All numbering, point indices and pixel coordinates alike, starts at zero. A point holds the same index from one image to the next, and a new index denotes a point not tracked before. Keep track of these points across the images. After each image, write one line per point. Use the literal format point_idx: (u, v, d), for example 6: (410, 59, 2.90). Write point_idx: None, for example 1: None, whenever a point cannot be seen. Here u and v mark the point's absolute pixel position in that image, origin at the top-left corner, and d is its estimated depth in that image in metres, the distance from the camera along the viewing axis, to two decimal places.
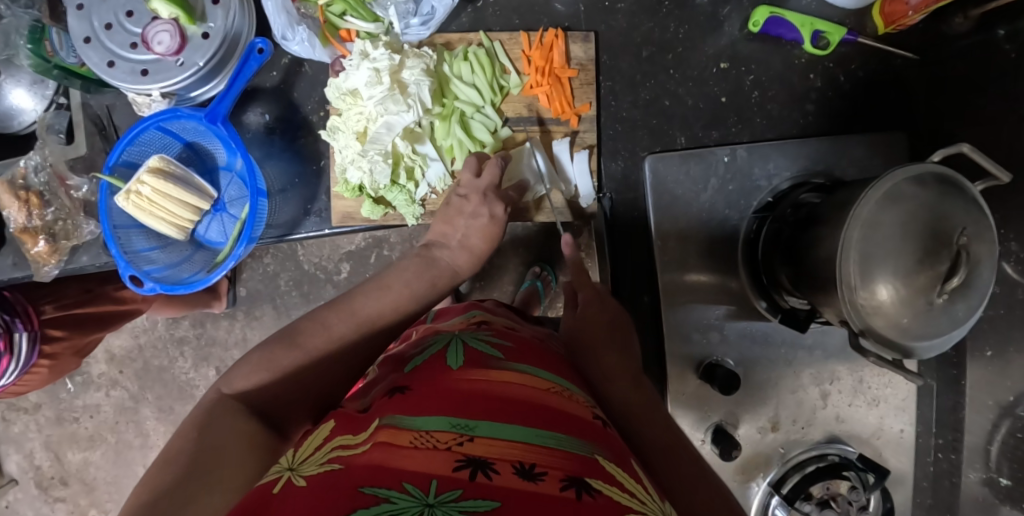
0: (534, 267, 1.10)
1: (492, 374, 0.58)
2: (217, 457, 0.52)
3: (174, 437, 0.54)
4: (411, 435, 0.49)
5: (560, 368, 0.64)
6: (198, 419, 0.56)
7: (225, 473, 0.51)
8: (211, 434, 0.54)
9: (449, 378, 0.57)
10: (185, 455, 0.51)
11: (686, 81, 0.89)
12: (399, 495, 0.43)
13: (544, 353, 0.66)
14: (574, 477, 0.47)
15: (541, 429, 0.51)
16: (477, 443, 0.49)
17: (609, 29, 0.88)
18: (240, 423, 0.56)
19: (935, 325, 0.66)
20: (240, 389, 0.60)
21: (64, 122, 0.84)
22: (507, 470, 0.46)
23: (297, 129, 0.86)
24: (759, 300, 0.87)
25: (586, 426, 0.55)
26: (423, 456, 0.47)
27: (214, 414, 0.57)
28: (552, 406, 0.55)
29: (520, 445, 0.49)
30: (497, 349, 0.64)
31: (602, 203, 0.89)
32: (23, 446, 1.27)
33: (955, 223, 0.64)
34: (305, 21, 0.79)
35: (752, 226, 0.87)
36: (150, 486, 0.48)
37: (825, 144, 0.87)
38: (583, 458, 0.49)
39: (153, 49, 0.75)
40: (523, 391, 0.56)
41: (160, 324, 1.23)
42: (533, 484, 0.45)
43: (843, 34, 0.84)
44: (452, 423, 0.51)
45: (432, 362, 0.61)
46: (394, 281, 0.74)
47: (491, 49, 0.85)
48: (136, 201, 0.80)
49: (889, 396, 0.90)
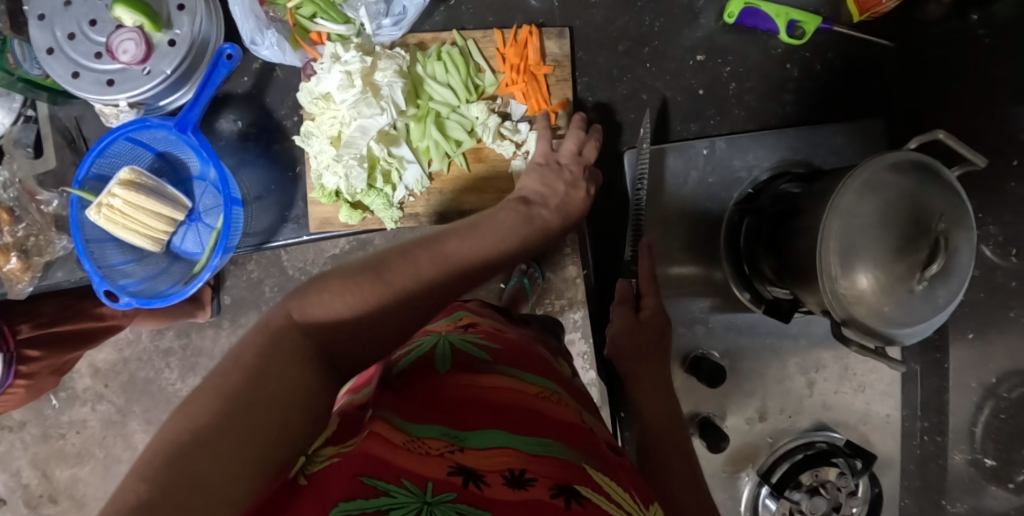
0: (522, 264, 0.96)
1: (484, 378, 0.57)
2: (262, 423, 0.40)
3: (219, 365, 0.42)
4: (406, 436, 0.48)
5: (547, 373, 0.64)
6: (256, 345, 0.44)
7: (259, 440, 0.40)
8: (269, 381, 0.42)
9: (442, 384, 0.56)
10: (229, 396, 0.40)
11: (663, 74, 0.88)
12: (397, 490, 0.41)
13: (532, 359, 0.65)
14: (564, 485, 0.45)
15: (533, 435, 0.50)
16: (468, 454, 0.47)
17: (584, 25, 0.88)
18: (306, 371, 0.44)
19: (916, 312, 0.66)
20: (312, 317, 0.47)
21: (31, 135, 0.84)
22: (498, 481, 0.44)
23: (271, 135, 0.85)
24: (742, 292, 0.87)
25: (576, 434, 0.54)
26: (419, 458, 0.45)
27: (277, 346, 0.44)
28: (544, 411, 0.55)
29: (514, 452, 0.48)
30: (486, 352, 0.63)
31: (642, 197, 0.84)
32: (10, 465, 1.26)
33: (934, 209, 0.64)
34: (274, 25, 0.79)
35: (734, 218, 0.86)
36: (186, 430, 0.38)
37: (804, 133, 0.86)
38: (573, 468, 0.48)
39: (117, 58, 0.74)
40: (520, 398, 0.55)
41: (144, 336, 1.22)
42: (523, 490, 0.44)
43: (818, 23, 0.83)
44: (444, 433, 0.49)
45: (421, 365, 0.60)
46: (487, 229, 0.64)
47: (465, 48, 0.84)
48: (108, 213, 0.78)
49: (874, 382, 0.91)
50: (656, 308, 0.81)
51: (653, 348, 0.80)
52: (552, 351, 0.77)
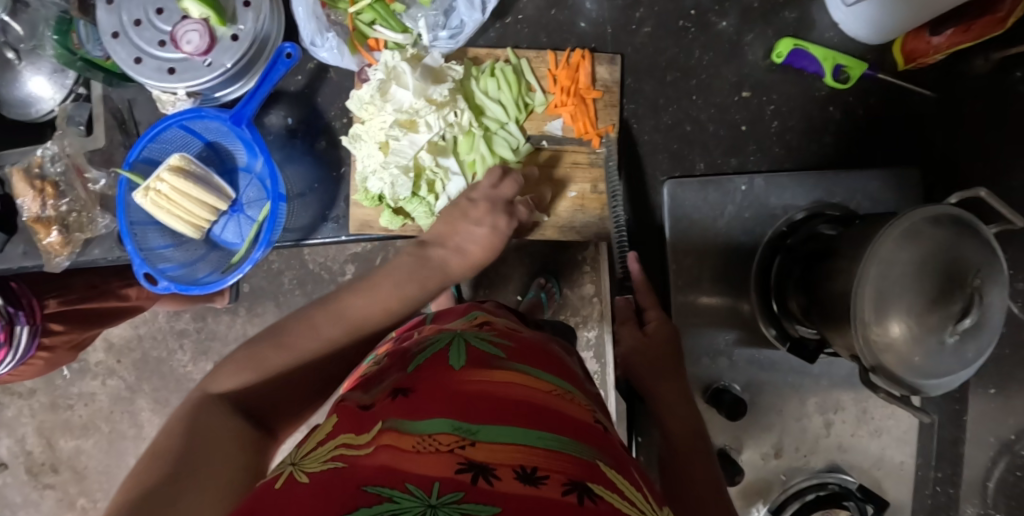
0: (540, 279, 1.07)
1: (493, 374, 0.57)
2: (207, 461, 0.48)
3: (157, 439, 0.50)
4: (414, 437, 0.48)
5: (558, 370, 0.64)
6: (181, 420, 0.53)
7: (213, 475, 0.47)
8: (200, 437, 0.50)
9: (453, 379, 0.56)
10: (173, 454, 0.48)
11: (708, 107, 0.90)
12: (402, 495, 0.41)
13: (545, 356, 0.66)
14: (576, 482, 0.45)
15: (543, 432, 0.50)
16: (479, 447, 0.47)
17: (634, 52, 0.89)
18: (230, 428, 0.53)
19: (944, 363, 0.66)
20: (226, 389, 0.57)
21: (85, 114, 0.85)
22: (509, 474, 0.45)
23: (318, 135, 0.87)
24: (768, 327, 0.87)
25: (587, 429, 0.54)
26: (427, 458, 0.45)
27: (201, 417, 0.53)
28: (554, 408, 0.55)
29: (523, 449, 0.48)
30: (499, 348, 0.63)
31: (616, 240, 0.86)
32: (15, 430, 1.27)
33: (969, 264, 0.64)
34: (334, 28, 0.80)
35: (765, 255, 0.88)
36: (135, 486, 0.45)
37: (841, 176, 0.88)
38: (583, 463, 0.48)
39: (181, 48, 0.75)
40: (529, 394, 0.55)
41: (160, 316, 1.22)
42: (534, 488, 0.44)
43: (864, 69, 0.86)
44: (455, 425, 0.49)
45: (434, 360, 0.60)
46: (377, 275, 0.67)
47: (518, 66, 0.86)
48: (154, 198, 0.79)
49: (891, 428, 0.91)
50: (659, 321, 0.84)
51: (668, 363, 0.82)
52: (567, 352, 0.77)
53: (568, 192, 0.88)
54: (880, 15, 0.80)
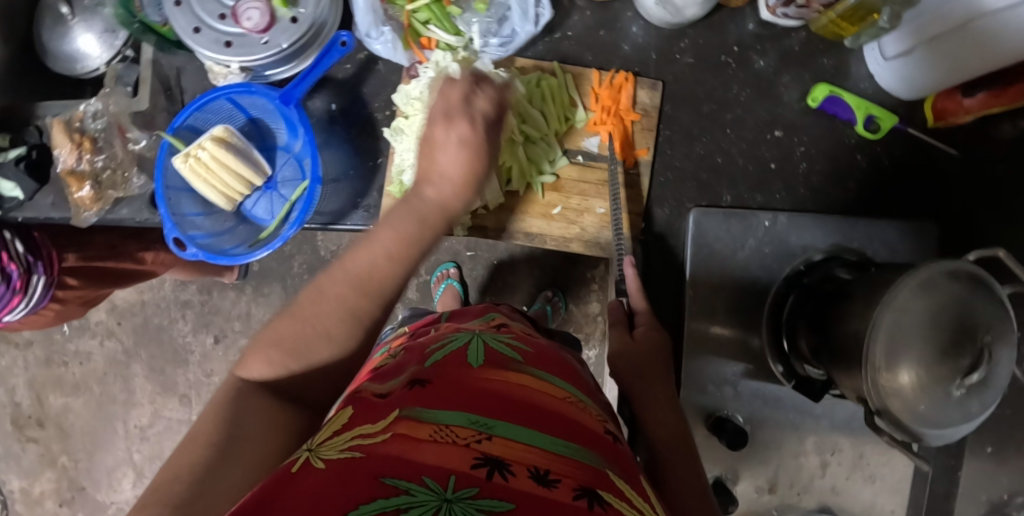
0: (546, 292, 1.14)
1: (509, 376, 0.58)
2: (241, 458, 0.52)
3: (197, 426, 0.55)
4: (430, 429, 0.48)
5: (571, 378, 0.64)
6: (218, 406, 0.56)
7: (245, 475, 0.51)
8: (235, 427, 0.54)
9: (470, 376, 0.57)
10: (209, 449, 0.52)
11: (739, 141, 0.92)
12: (418, 488, 0.41)
13: (560, 364, 0.66)
14: (587, 488, 0.46)
15: (557, 437, 0.51)
16: (494, 443, 0.47)
17: (674, 80, 0.92)
18: (262, 415, 0.57)
19: (949, 415, 0.67)
20: (256, 374, 0.59)
21: (133, 76, 0.88)
22: (523, 473, 0.45)
23: (359, 123, 0.88)
24: (776, 364, 0.89)
25: (597, 439, 0.54)
26: (442, 450, 0.45)
27: (237, 402, 0.57)
28: (566, 415, 0.55)
29: (536, 451, 0.48)
30: (517, 352, 0.64)
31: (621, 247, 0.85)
32: (6, 381, 1.27)
33: (982, 320, 0.65)
34: (390, 22, 0.83)
35: (781, 291, 0.89)
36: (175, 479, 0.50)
37: (863, 223, 0.89)
38: (595, 470, 0.49)
39: (241, 23, 0.77)
40: (543, 399, 0.56)
41: (167, 284, 1.23)
42: (546, 490, 0.44)
43: (894, 120, 0.89)
44: (470, 420, 0.50)
45: (452, 357, 0.61)
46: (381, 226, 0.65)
47: (563, 81, 0.89)
48: (193, 164, 0.80)
49: (886, 475, 0.91)
50: (647, 325, 0.81)
51: (656, 369, 0.76)
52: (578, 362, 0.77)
53: (597, 207, 0.89)
54: (916, 72, 0.83)
